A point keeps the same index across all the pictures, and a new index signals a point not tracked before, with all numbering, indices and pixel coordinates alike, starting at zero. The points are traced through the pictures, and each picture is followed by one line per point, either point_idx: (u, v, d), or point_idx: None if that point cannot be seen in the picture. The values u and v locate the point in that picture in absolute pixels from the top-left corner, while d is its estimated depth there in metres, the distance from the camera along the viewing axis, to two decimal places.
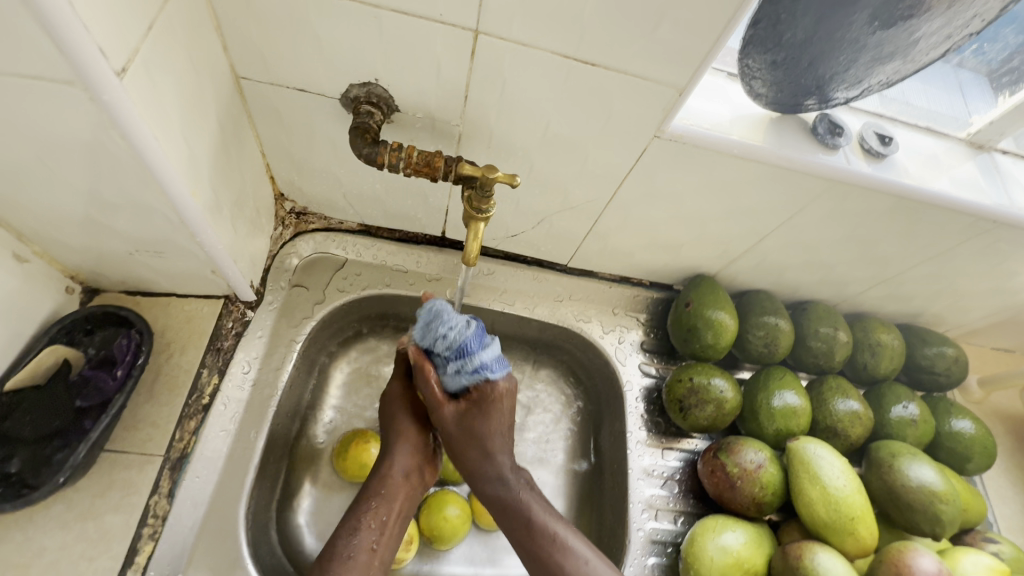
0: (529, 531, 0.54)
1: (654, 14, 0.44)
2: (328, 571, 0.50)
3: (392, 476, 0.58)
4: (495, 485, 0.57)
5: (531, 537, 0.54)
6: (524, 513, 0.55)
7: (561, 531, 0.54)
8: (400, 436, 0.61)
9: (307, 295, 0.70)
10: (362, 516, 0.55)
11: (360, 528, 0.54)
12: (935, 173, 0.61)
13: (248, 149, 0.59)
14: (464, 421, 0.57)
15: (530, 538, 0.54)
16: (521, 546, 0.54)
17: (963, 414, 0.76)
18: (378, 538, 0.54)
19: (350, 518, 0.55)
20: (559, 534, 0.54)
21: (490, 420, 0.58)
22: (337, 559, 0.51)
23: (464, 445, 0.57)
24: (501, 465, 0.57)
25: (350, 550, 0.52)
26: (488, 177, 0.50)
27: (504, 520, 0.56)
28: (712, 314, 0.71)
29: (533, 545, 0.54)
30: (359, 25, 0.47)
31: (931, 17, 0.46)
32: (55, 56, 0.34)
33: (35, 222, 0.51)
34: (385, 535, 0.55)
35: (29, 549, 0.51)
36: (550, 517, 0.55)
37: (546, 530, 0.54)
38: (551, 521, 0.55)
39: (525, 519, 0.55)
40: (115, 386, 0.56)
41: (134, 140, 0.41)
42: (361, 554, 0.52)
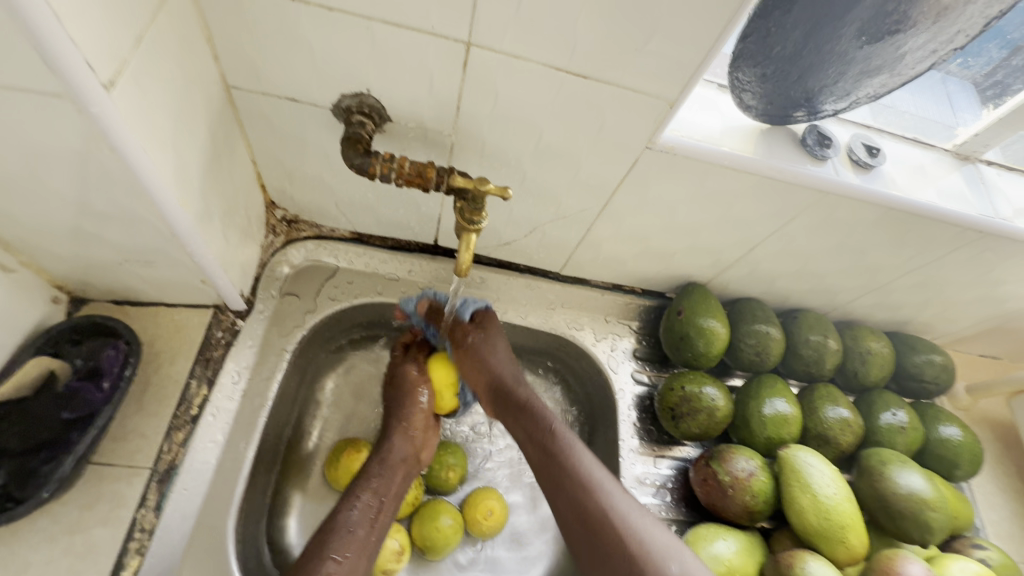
0: (550, 436, 0.60)
1: (645, 28, 0.44)
2: (329, 544, 0.52)
3: (392, 459, 0.62)
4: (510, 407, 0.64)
5: (551, 441, 0.60)
6: (546, 422, 0.61)
7: (578, 447, 0.59)
8: (404, 422, 0.65)
9: (299, 303, 0.69)
10: (360, 491, 0.58)
11: (359, 502, 0.57)
12: (922, 184, 0.62)
13: (239, 157, 0.59)
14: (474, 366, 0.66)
15: (550, 442, 0.60)
16: (542, 447, 0.60)
17: (951, 421, 0.77)
18: (364, 531, 0.55)
19: (341, 509, 0.56)
20: (574, 444, 0.59)
21: (496, 351, 0.67)
22: (336, 533, 0.53)
23: (466, 359, 0.67)
24: (504, 373, 0.66)
25: (349, 523, 0.54)
26: (480, 188, 0.50)
27: (523, 423, 0.62)
28: (703, 322, 0.71)
29: (552, 454, 0.59)
30: (351, 36, 0.47)
31: (916, 33, 0.47)
32: (41, 68, 0.34)
33: (21, 232, 0.50)
34: (378, 515, 0.57)
35: (12, 565, 0.50)
36: (564, 426, 0.61)
37: (559, 437, 0.60)
38: (566, 434, 0.60)
39: (542, 425, 0.61)
40: (102, 398, 0.56)
41: (122, 151, 0.40)
42: (358, 531, 0.55)
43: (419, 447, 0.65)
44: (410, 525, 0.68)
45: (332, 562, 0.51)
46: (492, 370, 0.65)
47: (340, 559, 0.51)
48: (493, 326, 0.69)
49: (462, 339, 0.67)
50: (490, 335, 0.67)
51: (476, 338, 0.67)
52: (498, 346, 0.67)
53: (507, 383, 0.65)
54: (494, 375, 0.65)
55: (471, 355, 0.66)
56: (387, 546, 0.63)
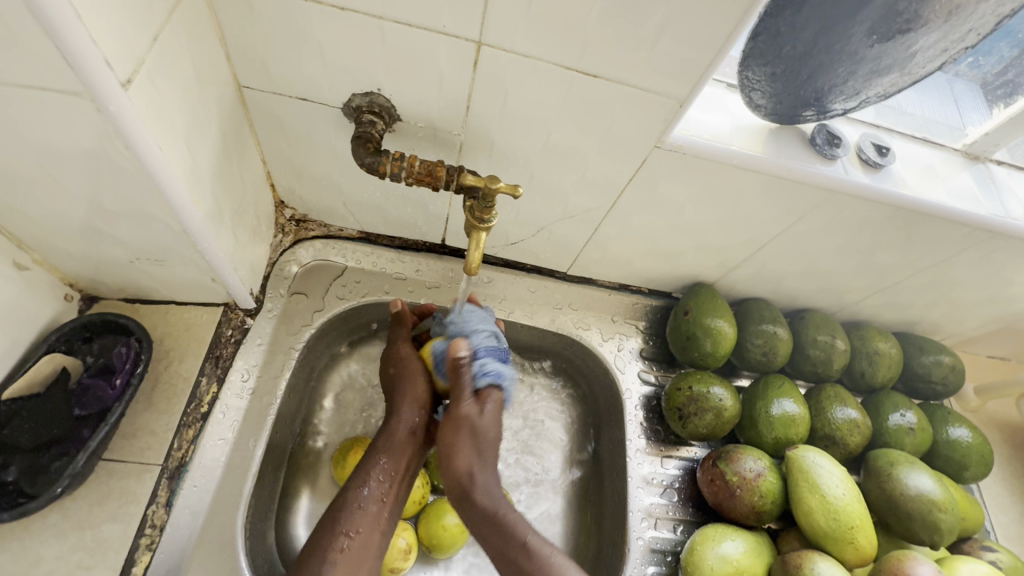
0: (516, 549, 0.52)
1: (655, 27, 0.44)
2: (340, 523, 0.55)
3: (399, 434, 0.61)
4: (481, 494, 0.56)
5: (517, 550, 0.52)
6: (511, 529, 0.54)
7: (543, 545, 0.52)
8: (409, 396, 0.63)
9: (307, 302, 0.69)
10: (371, 468, 0.59)
11: (370, 479, 0.58)
12: (931, 183, 0.62)
13: (249, 156, 0.59)
14: (466, 418, 0.58)
15: (514, 551, 0.52)
16: (501, 551, 0.53)
17: (960, 422, 0.76)
18: (375, 509, 0.57)
19: (351, 489, 0.57)
20: (545, 552, 0.52)
21: (487, 423, 0.58)
22: (346, 510, 0.56)
23: (458, 443, 0.57)
24: (484, 497, 0.56)
25: (360, 501, 0.56)
26: (490, 187, 0.50)
27: (492, 537, 0.54)
28: (711, 322, 0.71)
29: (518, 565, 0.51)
30: (362, 36, 0.47)
31: (927, 31, 0.47)
32: (61, 67, 0.34)
33: (35, 230, 0.50)
34: (391, 489, 0.59)
35: (25, 560, 0.50)
36: (539, 537, 0.53)
37: (534, 552, 0.52)
38: (543, 544, 0.52)
39: (508, 540, 0.53)
40: (113, 395, 0.56)
41: (137, 150, 0.41)
42: (370, 508, 0.57)
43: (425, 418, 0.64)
44: (417, 523, 0.68)
45: (344, 539, 0.54)
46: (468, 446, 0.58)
47: (350, 536, 0.54)
48: (501, 408, 0.60)
49: (452, 416, 0.58)
50: (485, 414, 0.58)
51: (473, 415, 0.58)
52: (490, 423, 0.59)
53: (467, 486, 0.57)
54: (479, 439, 0.58)
55: (467, 434, 0.58)
56: (395, 545, 0.63)
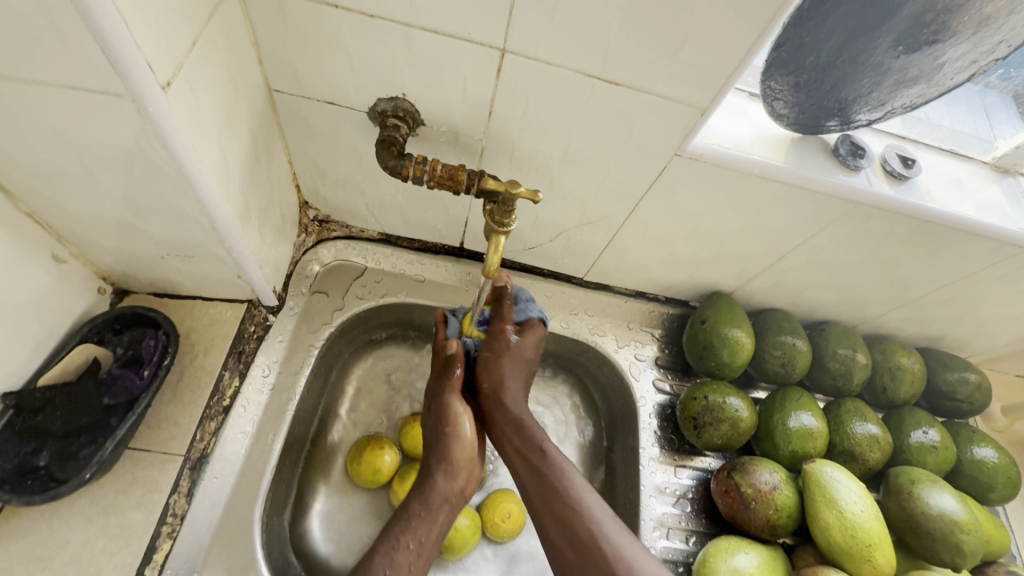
0: (540, 454, 0.60)
1: (678, 37, 0.44)
2: None
3: (435, 501, 0.59)
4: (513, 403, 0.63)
5: (542, 460, 0.59)
6: (535, 438, 0.61)
7: (569, 466, 0.59)
8: (451, 401, 0.63)
9: (327, 301, 0.71)
10: (402, 537, 0.55)
11: (401, 549, 0.54)
12: (958, 196, 0.61)
13: (277, 158, 0.61)
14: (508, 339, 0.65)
15: (540, 459, 0.59)
16: (533, 466, 0.59)
17: (986, 441, 0.74)
18: (405, 573, 0.53)
19: (379, 554, 0.53)
20: (566, 468, 0.59)
21: (518, 349, 0.65)
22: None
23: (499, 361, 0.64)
24: (511, 406, 0.63)
25: (389, 568, 0.52)
26: (510, 192, 0.51)
27: (518, 437, 0.61)
28: (728, 331, 0.71)
29: (549, 487, 0.57)
30: (390, 43, 0.48)
31: (956, 43, 0.47)
32: (107, 71, 0.36)
33: (74, 225, 0.53)
34: (422, 559, 0.55)
35: (53, 542, 0.52)
36: (556, 449, 0.61)
37: (549, 456, 0.59)
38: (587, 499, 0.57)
39: (532, 442, 0.60)
40: (141, 385, 0.58)
41: (174, 150, 0.43)
42: (399, 569, 0.53)
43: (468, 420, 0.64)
44: None
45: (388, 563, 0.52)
46: (502, 374, 0.64)
47: (392, 557, 0.53)
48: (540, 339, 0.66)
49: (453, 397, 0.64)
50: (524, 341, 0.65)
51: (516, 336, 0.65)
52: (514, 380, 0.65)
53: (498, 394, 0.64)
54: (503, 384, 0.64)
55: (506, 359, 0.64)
56: None
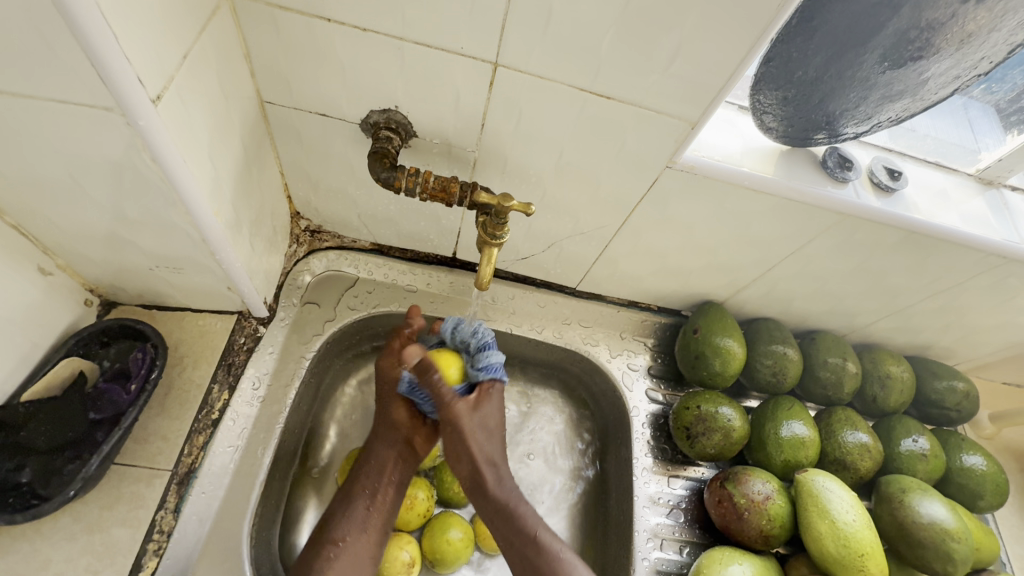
0: (534, 546, 0.56)
1: (668, 53, 0.45)
2: (328, 532, 0.59)
3: (380, 449, 0.64)
4: (498, 489, 0.59)
5: (531, 548, 0.56)
6: (525, 527, 0.57)
7: (552, 537, 0.57)
8: (390, 420, 0.65)
9: (318, 312, 0.70)
10: (354, 486, 0.62)
11: (354, 497, 0.61)
12: (944, 208, 0.62)
13: (268, 168, 0.60)
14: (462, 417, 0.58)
15: (529, 548, 0.56)
16: (516, 550, 0.57)
17: (975, 449, 0.75)
18: (362, 517, 0.60)
19: (338, 503, 0.62)
20: (555, 545, 0.56)
21: (477, 428, 0.59)
22: (336, 520, 0.60)
23: (451, 434, 0.59)
24: (499, 495, 0.59)
25: (345, 510, 0.60)
26: (503, 205, 0.51)
27: (504, 526, 0.58)
28: (720, 341, 0.71)
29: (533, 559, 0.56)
30: (382, 56, 0.49)
31: (939, 59, 0.48)
32: (96, 84, 0.36)
33: (61, 236, 0.52)
34: (377, 501, 0.61)
35: (35, 561, 0.51)
36: (543, 527, 0.58)
37: (543, 547, 0.56)
38: (548, 537, 0.57)
39: (524, 531, 0.57)
40: (128, 400, 0.57)
41: (164, 163, 0.42)
42: (356, 516, 0.60)
43: (411, 433, 0.65)
44: (421, 537, 0.68)
45: (334, 546, 0.58)
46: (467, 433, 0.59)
47: (338, 543, 0.58)
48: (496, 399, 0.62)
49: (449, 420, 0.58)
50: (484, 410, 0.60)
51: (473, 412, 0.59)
52: (485, 419, 0.60)
53: (487, 480, 0.59)
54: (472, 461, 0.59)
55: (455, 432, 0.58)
56: (399, 558, 0.63)
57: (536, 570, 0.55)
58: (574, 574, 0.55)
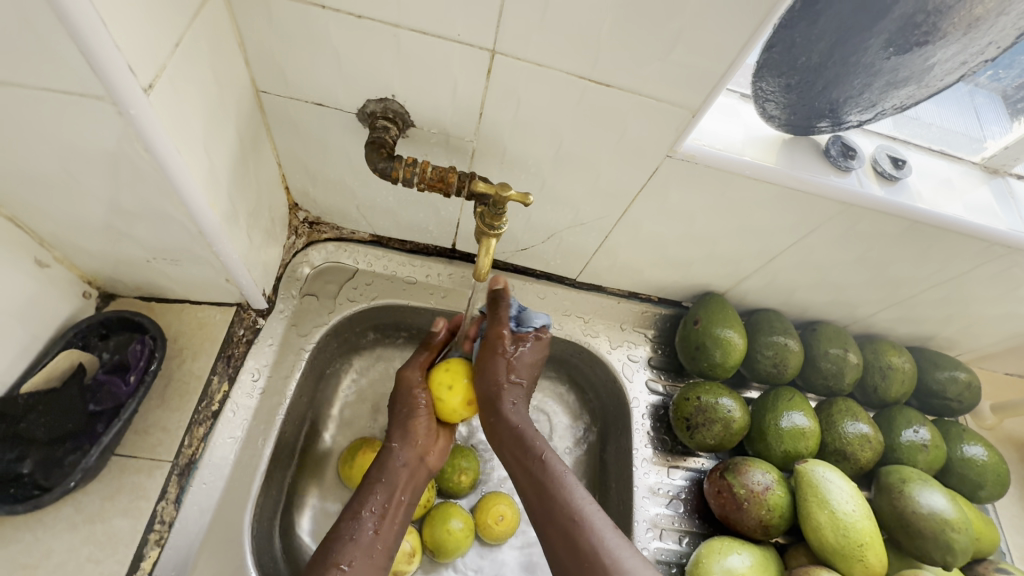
0: (540, 464, 0.56)
1: (669, 38, 0.44)
2: (332, 553, 0.52)
3: (393, 465, 0.60)
4: (513, 414, 0.59)
5: (540, 469, 0.55)
6: (535, 448, 0.57)
7: (567, 473, 0.55)
8: (406, 427, 0.61)
9: (318, 304, 0.70)
10: (364, 503, 0.56)
11: (363, 514, 0.55)
12: (949, 197, 0.61)
13: (265, 159, 0.60)
14: (503, 344, 0.61)
15: (539, 469, 0.55)
16: (529, 474, 0.56)
17: (975, 440, 0.75)
18: (369, 540, 0.54)
19: (345, 520, 0.55)
20: (564, 473, 0.55)
21: (517, 357, 0.62)
22: (340, 540, 0.53)
23: (491, 360, 0.61)
24: (511, 419, 0.59)
25: (353, 532, 0.54)
26: (501, 195, 0.50)
27: (516, 450, 0.58)
28: (720, 332, 0.71)
29: (544, 486, 0.54)
30: (378, 44, 0.48)
31: (946, 44, 0.47)
32: (86, 72, 0.35)
33: (57, 228, 0.52)
34: (385, 524, 0.56)
35: (37, 552, 0.51)
36: (555, 456, 0.57)
37: (549, 465, 0.55)
38: (557, 461, 0.56)
39: (531, 454, 0.56)
40: (127, 391, 0.57)
41: (157, 153, 0.42)
42: (363, 538, 0.54)
43: (423, 453, 0.62)
44: (422, 527, 0.68)
45: (337, 570, 0.51)
46: (501, 379, 0.60)
47: (342, 567, 0.51)
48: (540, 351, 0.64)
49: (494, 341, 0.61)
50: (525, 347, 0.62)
51: (513, 342, 0.62)
52: (525, 356, 0.62)
53: (504, 401, 0.59)
54: (494, 387, 0.60)
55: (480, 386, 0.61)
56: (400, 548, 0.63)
57: (576, 549, 0.49)
58: (591, 529, 0.50)
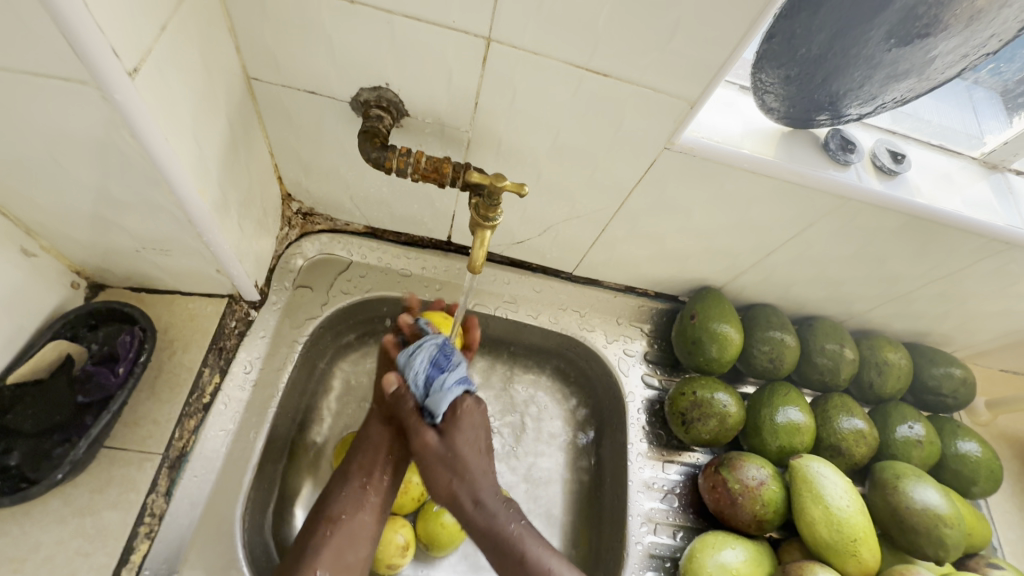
0: (518, 566, 0.54)
1: (668, 27, 0.43)
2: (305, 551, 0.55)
3: (365, 455, 0.61)
4: (479, 514, 0.57)
5: (515, 562, 0.55)
6: (509, 536, 0.56)
7: (554, 565, 0.54)
8: (390, 405, 0.64)
9: (311, 296, 0.69)
10: (339, 495, 0.59)
11: (340, 504, 0.58)
12: (947, 192, 0.61)
13: (257, 149, 0.59)
14: (430, 450, 0.58)
15: (514, 563, 0.55)
16: (507, 571, 0.55)
17: (969, 436, 0.75)
18: (345, 528, 0.57)
19: (317, 517, 0.58)
20: (546, 564, 0.54)
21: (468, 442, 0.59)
22: (309, 552, 0.55)
23: (435, 469, 0.59)
24: (477, 521, 0.57)
25: (315, 545, 0.56)
26: (496, 185, 0.50)
27: (490, 549, 0.57)
28: (716, 327, 0.70)
29: None
30: (371, 31, 0.47)
31: (948, 36, 0.46)
32: (68, 55, 0.34)
33: (44, 217, 0.51)
34: (360, 511, 0.59)
35: (25, 545, 0.51)
36: (535, 546, 0.56)
37: (532, 558, 0.55)
38: (534, 544, 0.56)
39: (511, 552, 0.55)
40: (116, 382, 0.56)
41: (143, 139, 0.41)
42: (337, 527, 0.57)
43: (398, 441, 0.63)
44: (416, 521, 0.68)
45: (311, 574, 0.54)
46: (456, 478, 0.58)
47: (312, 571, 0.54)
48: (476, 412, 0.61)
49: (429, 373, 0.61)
50: (462, 432, 0.59)
51: (440, 440, 0.58)
52: (467, 442, 0.59)
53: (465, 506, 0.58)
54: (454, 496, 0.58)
55: (443, 465, 0.58)
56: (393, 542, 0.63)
57: None
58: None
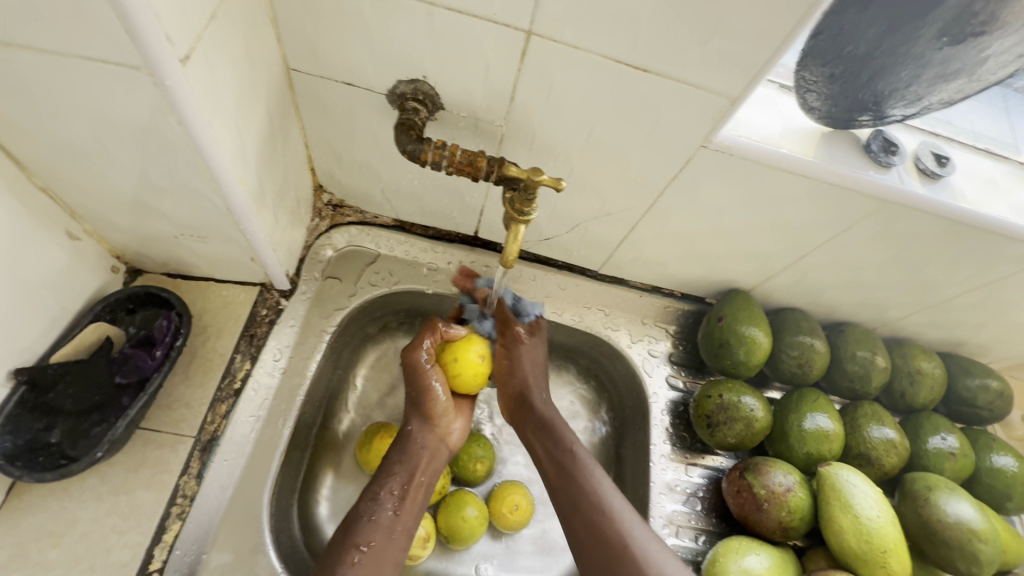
0: (570, 453, 0.62)
1: (712, 22, 0.43)
2: (351, 535, 0.53)
3: (414, 447, 0.62)
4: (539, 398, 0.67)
5: (569, 457, 0.62)
6: (563, 438, 0.63)
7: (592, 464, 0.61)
8: (426, 413, 0.63)
9: (339, 287, 0.70)
10: (383, 484, 0.58)
11: (383, 495, 0.57)
12: (993, 196, 0.59)
13: (293, 140, 0.60)
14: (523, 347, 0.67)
15: (568, 457, 0.62)
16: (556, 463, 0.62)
17: (1005, 450, 0.73)
18: (389, 521, 0.55)
19: (364, 502, 0.57)
20: (587, 462, 0.61)
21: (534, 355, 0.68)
22: (361, 523, 0.54)
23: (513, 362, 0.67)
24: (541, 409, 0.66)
25: (373, 513, 0.55)
26: (532, 179, 0.50)
27: (545, 438, 0.64)
28: (745, 330, 0.69)
29: (571, 476, 0.60)
30: (412, 23, 0.47)
31: (1003, 34, 0.45)
32: (124, 41, 0.35)
33: (90, 202, 0.52)
34: (405, 505, 0.57)
35: (64, 519, 0.52)
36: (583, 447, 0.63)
37: (577, 456, 0.62)
38: (582, 450, 0.62)
39: (561, 444, 0.63)
40: (153, 365, 0.57)
41: (191, 126, 0.42)
42: (384, 520, 0.55)
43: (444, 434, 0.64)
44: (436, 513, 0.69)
45: (355, 552, 0.52)
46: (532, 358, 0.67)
47: (362, 548, 0.52)
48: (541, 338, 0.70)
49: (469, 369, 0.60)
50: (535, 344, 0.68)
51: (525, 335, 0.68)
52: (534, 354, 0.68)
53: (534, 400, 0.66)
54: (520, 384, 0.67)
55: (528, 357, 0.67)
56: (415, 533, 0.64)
57: (599, 532, 0.56)
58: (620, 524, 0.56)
